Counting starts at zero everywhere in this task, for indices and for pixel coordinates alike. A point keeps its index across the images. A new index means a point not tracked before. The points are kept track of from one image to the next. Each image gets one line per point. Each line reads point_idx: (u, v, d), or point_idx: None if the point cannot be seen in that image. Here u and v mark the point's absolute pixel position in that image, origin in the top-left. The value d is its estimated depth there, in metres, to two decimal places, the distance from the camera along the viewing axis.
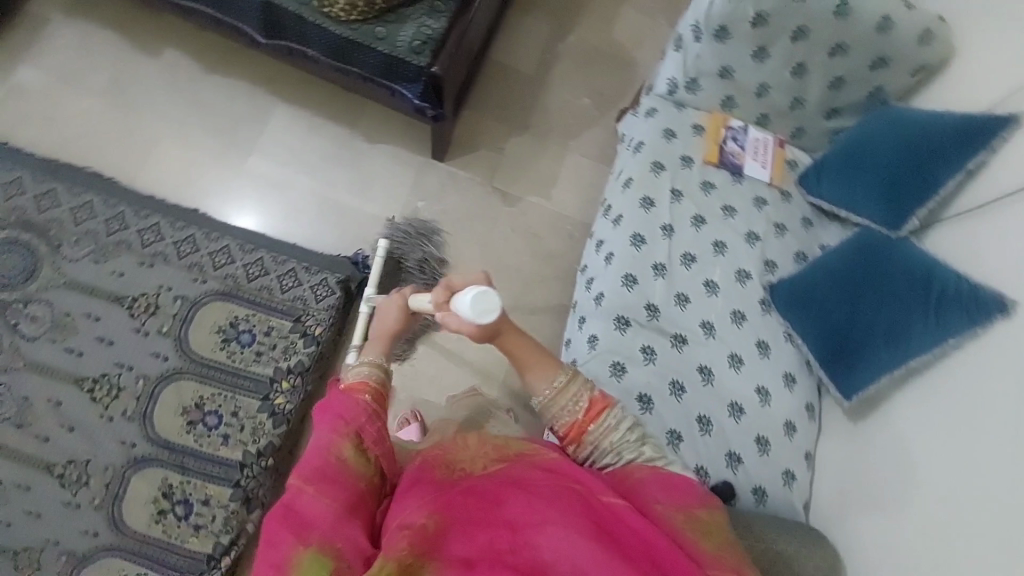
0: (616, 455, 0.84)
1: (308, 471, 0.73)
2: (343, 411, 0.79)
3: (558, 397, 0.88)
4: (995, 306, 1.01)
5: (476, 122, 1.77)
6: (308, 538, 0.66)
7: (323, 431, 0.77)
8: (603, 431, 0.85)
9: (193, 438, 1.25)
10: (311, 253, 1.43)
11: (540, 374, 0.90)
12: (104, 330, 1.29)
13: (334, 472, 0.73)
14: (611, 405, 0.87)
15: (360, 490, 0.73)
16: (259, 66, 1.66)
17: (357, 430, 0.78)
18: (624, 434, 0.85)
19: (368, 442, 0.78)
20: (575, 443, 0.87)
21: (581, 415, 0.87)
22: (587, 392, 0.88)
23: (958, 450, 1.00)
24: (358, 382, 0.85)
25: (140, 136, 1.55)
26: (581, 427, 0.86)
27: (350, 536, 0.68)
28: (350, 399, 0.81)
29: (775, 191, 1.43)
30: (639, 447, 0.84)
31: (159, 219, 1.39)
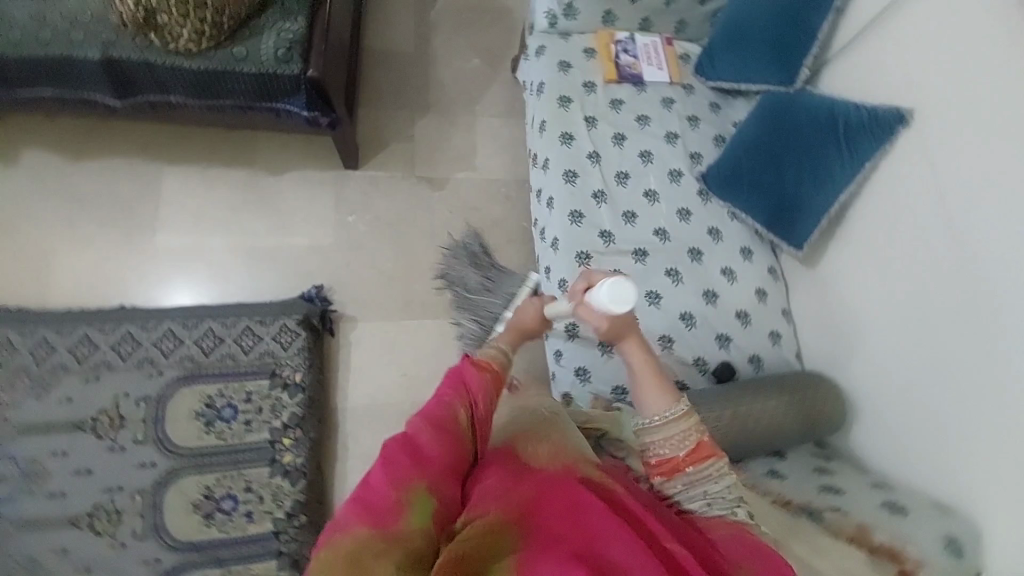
0: (705, 503, 0.77)
1: (429, 414, 0.68)
2: (467, 376, 0.73)
3: (662, 430, 0.77)
4: (896, 120, 1.10)
5: (376, 118, 1.70)
6: (422, 476, 0.61)
7: (444, 388, 0.72)
8: (701, 477, 0.77)
9: (217, 528, 1.20)
10: (259, 306, 1.37)
11: (658, 396, 0.78)
12: (78, 461, 1.19)
13: (451, 427, 0.67)
14: (719, 455, 0.78)
15: (467, 458, 0.67)
16: (132, 135, 1.54)
17: (476, 402, 0.72)
18: (723, 487, 0.77)
19: (482, 419, 0.71)
20: (665, 474, 0.79)
21: (683, 454, 0.77)
22: (698, 432, 0.77)
23: (907, 258, 1.11)
24: (484, 359, 0.78)
25: (33, 254, 1.41)
26: (679, 463, 0.78)
27: (452, 497, 0.62)
28: (480, 372, 0.75)
29: (677, 88, 1.45)
30: (736, 507, 0.76)
31: (87, 329, 1.28)
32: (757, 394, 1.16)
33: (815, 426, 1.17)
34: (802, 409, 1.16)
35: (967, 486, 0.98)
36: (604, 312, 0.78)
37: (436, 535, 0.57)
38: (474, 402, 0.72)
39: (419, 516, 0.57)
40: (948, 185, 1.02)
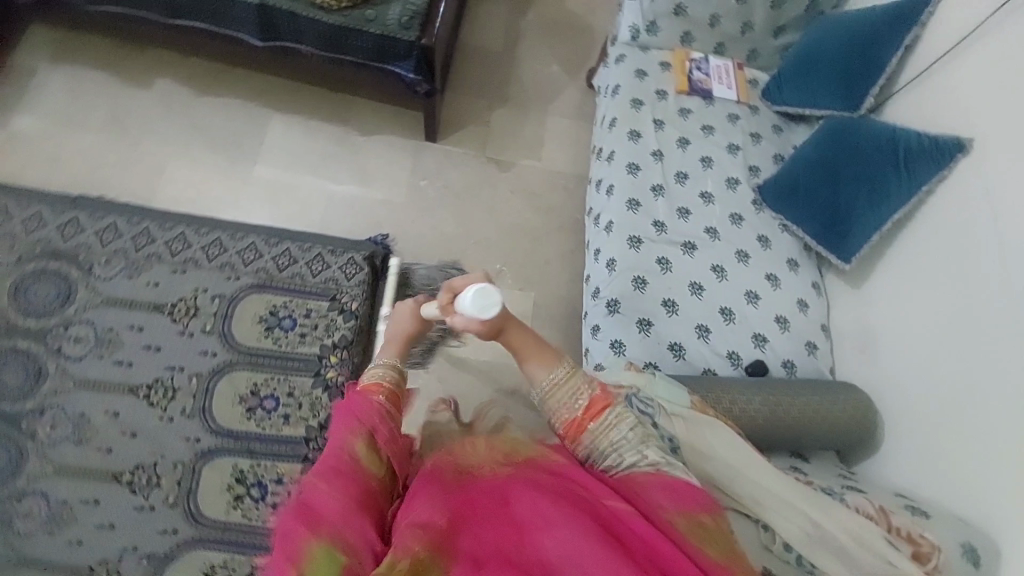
0: (618, 457, 0.80)
1: (321, 468, 0.72)
2: (355, 409, 0.79)
3: (558, 388, 0.86)
4: (954, 147, 1.16)
5: (459, 102, 1.88)
6: (321, 534, 0.64)
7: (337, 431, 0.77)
8: (603, 429, 0.82)
9: (255, 422, 1.30)
10: (333, 238, 1.51)
11: (543, 362, 0.88)
12: (150, 338, 1.33)
13: (346, 470, 0.73)
14: (612, 404, 0.85)
15: (370, 489, 0.72)
16: (249, 80, 1.75)
17: (370, 429, 0.78)
18: (625, 432, 0.82)
19: (379, 442, 0.78)
20: (575, 440, 0.83)
21: (580, 411, 0.84)
22: (588, 387, 0.86)
23: (953, 281, 1.14)
24: (373, 382, 0.86)
25: (147, 162, 1.60)
26: (581, 423, 0.83)
27: (361, 532, 0.66)
28: (365, 398, 0.81)
29: (744, 107, 1.57)
30: (642, 449, 0.80)
31: (184, 228, 1.45)
32: (791, 391, 1.16)
33: (844, 435, 1.16)
34: (834, 417, 1.15)
35: (993, 507, 0.97)
36: (474, 318, 0.84)
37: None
38: (372, 433, 0.78)
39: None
40: (1001, 209, 1.07)
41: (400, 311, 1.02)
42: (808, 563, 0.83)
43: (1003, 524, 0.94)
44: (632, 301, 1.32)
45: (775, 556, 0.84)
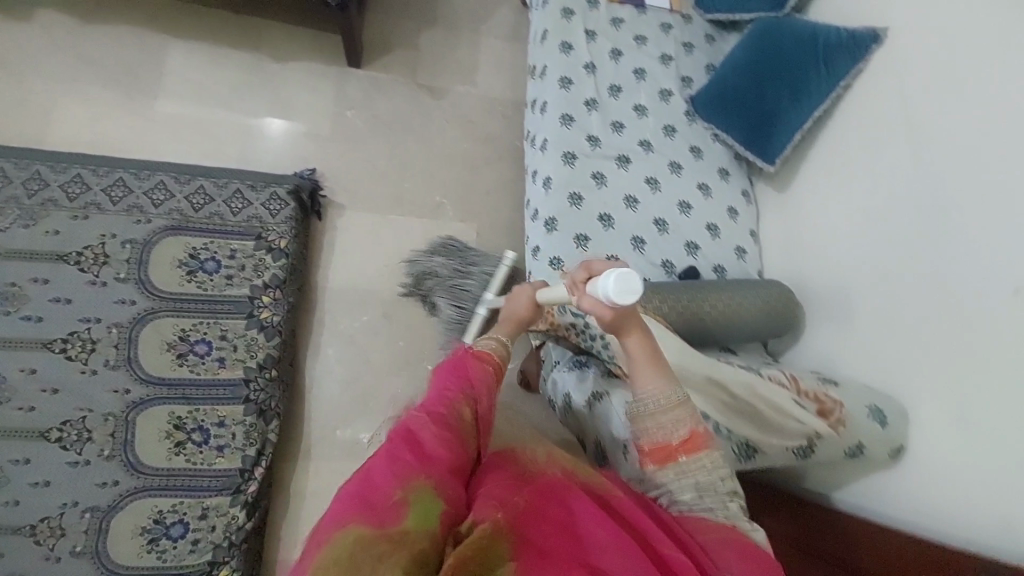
0: (696, 495, 0.74)
1: (434, 407, 0.75)
2: (471, 370, 0.84)
3: (659, 412, 0.76)
4: (870, 39, 1.18)
5: (384, 24, 1.74)
6: (425, 473, 0.65)
7: (452, 383, 0.81)
8: (692, 466, 0.75)
9: (188, 368, 1.25)
10: (252, 173, 1.42)
11: (654, 377, 0.78)
12: (58, 290, 1.23)
13: (455, 422, 0.74)
14: (710, 446, 0.77)
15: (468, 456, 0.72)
16: (138, 3, 1.55)
17: (477, 396, 0.81)
18: (714, 478, 0.75)
19: (482, 411, 0.80)
20: (657, 463, 0.77)
21: (677, 442, 0.76)
22: (691, 421, 0.77)
23: (868, 174, 1.19)
24: (484, 352, 0.91)
25: (29, 100, 1.42)
26: (672, 452, 0.76)
27: (454, 490, 0.64)
28: (481, 367, 0.86)
29: (677, 16, 1.52)
30: (726, 501, 0.74)
31: (82, 170, 1.31)
32: (718, 289, 1.21)
33: (767, 328, 1.23)
34: (755, 312, 1.21)
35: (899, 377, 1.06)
36: (608, 303, 0.75)
37: (440, 536, 0.56)
38: (478, 398, 0.81)
39: (420, 516, 0.58)
40: (913, 99, 1.10)
41: (519, 294, 1.08)
42: (724, 428, 0.93)
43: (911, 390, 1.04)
44: (569, 218, 1.31)
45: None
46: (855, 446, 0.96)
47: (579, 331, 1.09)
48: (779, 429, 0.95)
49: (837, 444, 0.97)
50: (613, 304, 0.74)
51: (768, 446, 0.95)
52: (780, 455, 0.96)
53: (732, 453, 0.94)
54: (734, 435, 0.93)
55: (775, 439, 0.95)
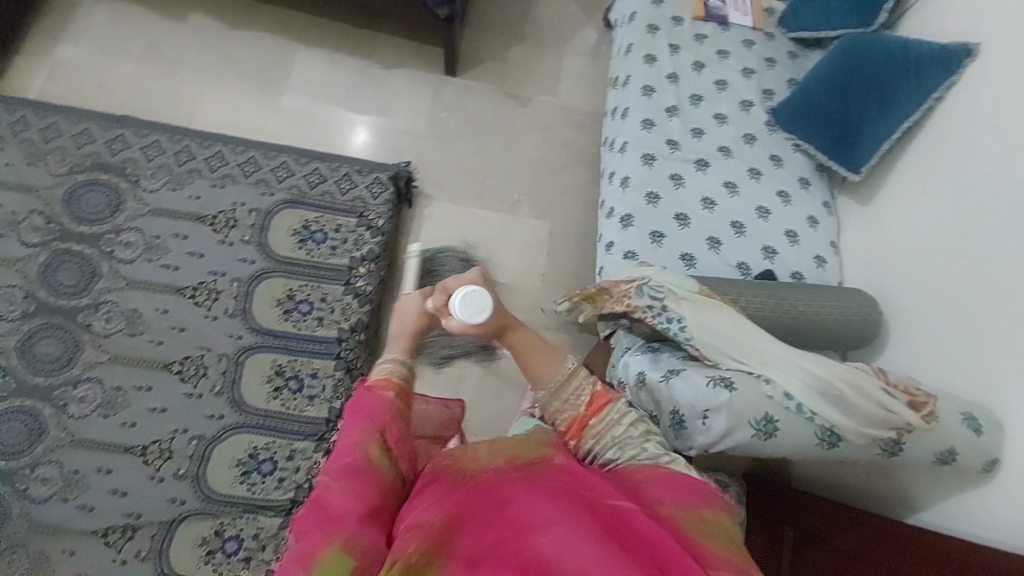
0: (618, 449, 0.83)
1: (334, 469, 0.72)
2: (368, 408, 0.77)
3: (562, 386, 0.88)
4: (963, 54, 1.19)
5: (478, 39, 1.92)
6: (333, 536, 0.65)
7: (350, 431, 0.75)
8: (605, 425, 0.85)
9: (292, 323, 1.41)
10: (361, 160, 1.61)
11: (547, 364, 0.90)
12: (192, 245, 1.44)
13: (360, 468, 0.72)
14: (614, 399, 0.87)
15: (384, 490, 0.72)
16: (276, 15, 1.82)
17: (381, 429, 0.76)
18: (626, 427, 0.85)
19: (392, 442, 0.76)
20: (577, 436, 0.86)
21: (584, 407, 0.87)
22: (590, 384, 0.88)
23: (961, 185, 1.18)
24: (382, 378, 0.82)
25: (184, 91, 1.68)
26: (584, 420, 0.86)
27: (371, 538, 0.66)
28: (377, 396, 0.79)
29: (759, 34, 1.60)
30: (643, 442, 0.83)
31: (221, 147, 1.55)
32: (800, 292, 1.23)
33: (848, 337, 1.22)
34: (836, 319, 1.21)
35: (994, 391, 1.01)
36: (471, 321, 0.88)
37: None
38: (383, 431, 0.76)
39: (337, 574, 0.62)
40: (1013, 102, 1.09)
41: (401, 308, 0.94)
42: (806, 410, 0.95)
43: (1003, 399, 0.99)
44: (646, 214, 1.38)
45: (776, 404, 0.96)
46: (948, 450, 0.95)
47: (655, 313, 1.08)
48: (866, 416, 0.93)
49: (926, 445, 0.96)
50: (471, 323, 0.88)
51: (854, 435, 0.94)
52: (866, 447, 0.95)
53: (814, 437, 0.95)
54: (818, 419, 0.94)
55: (861, 427, 0.94)
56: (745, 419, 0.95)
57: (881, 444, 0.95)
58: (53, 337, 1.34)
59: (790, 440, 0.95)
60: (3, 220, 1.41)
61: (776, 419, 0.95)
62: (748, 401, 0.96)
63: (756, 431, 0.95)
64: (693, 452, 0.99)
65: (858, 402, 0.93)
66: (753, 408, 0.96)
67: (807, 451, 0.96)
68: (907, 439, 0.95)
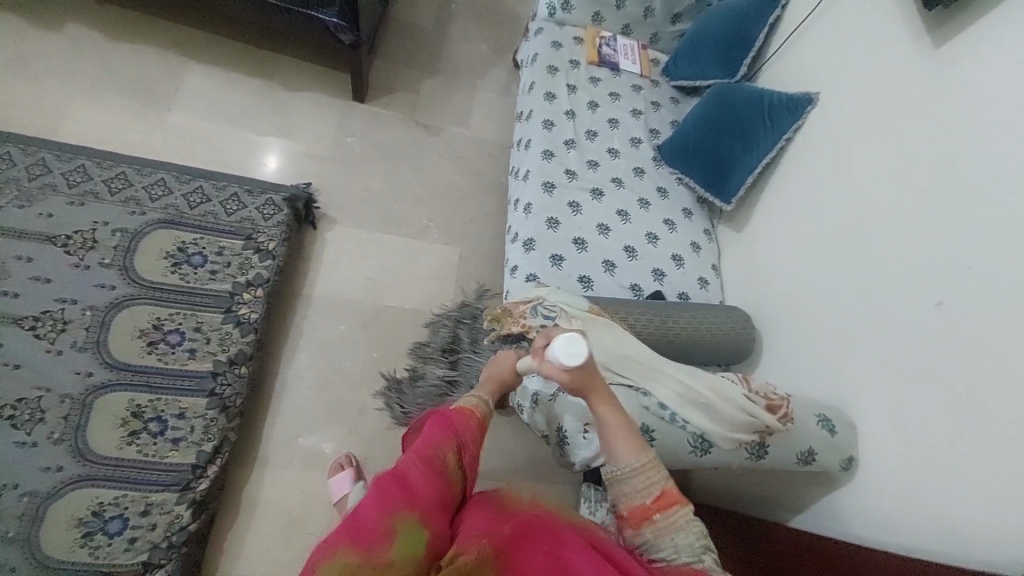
0: (673, 552, 0.75)
1: (420, 451, 0.75)
2: (457, 420, 0.83)
3: (636, 476, 0.78)
4: (805, 102, 1.39)
5: (390, 70, 1.93)
6: (413, 507, 0.67)
7: (437, 431, 0.80)
8: (668, 526, 0.76)
9: (156, 356, 1.25)
10: (253, 181, 1.51)
11: (628, 447, 0.79)
12: (39, 269, 1.25)
13: (439, 464, 0.75)
14: (686, 503, 0.78)
15: (453, 497, 0.74)
16: (168, 30, 1.71)
17: (462, 444, 0.81)
18: (690, 537, 0.75)
19: (466, 459, 0.80)
20: (635, 526, 0.78)
21: (652, 501, 0.78)
22: (664, 480, 0.78)
23: (811, 214, 1.34)
24: (470, 405, 0.89)
25: (46, 100, 1.51)
26: (647, 512, 0.77)
27: (440, 529, 0.67)
28: (464, 414, 0.86)
29: (646, 80, 1.76)
30: (702, 555, 0.74)
31: (85, 161, 1.39)
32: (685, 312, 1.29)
33: (729, 351, 1.30)
34: (720, 338, 1.28)
35: (855, 399, 1.11)
36: (560, 367, 0.77)
37: (423, 564, 0.61)
38: (463, 446, 0.81)
39: (403, 549, 0.61)
40: (851, 143, 1.27)
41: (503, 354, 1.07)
42: (680, 419, 1.03)
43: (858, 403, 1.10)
44: (546, 239, 1.42)
45: (652, 414, 1.04)
46: (807, 451, 1.03)
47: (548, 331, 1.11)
48: (732, 422, 1.03)
49: (788, 444, 1.05)
50: (563, 368, 0.77)
51: (723, 440, 1.03)
52: (734, 452, 1.05)
53: (687, 443, 1.03)
54: (690, 427, 1.03)
55: (727, 432, 1.03)
56: None
57: (748, 447, 1.05)
58: None
59: (668, 446, 1.03)
60: None
61: (653, 429, 1.03)
62: (625, 411, 1.03)
63: None
64: (577, 466, 1.11)
65: (723, 409, 1.03)
66: (631, 419, 1.03)
67: (683, 458, 1.05)
68: (770, 440, 1.05)
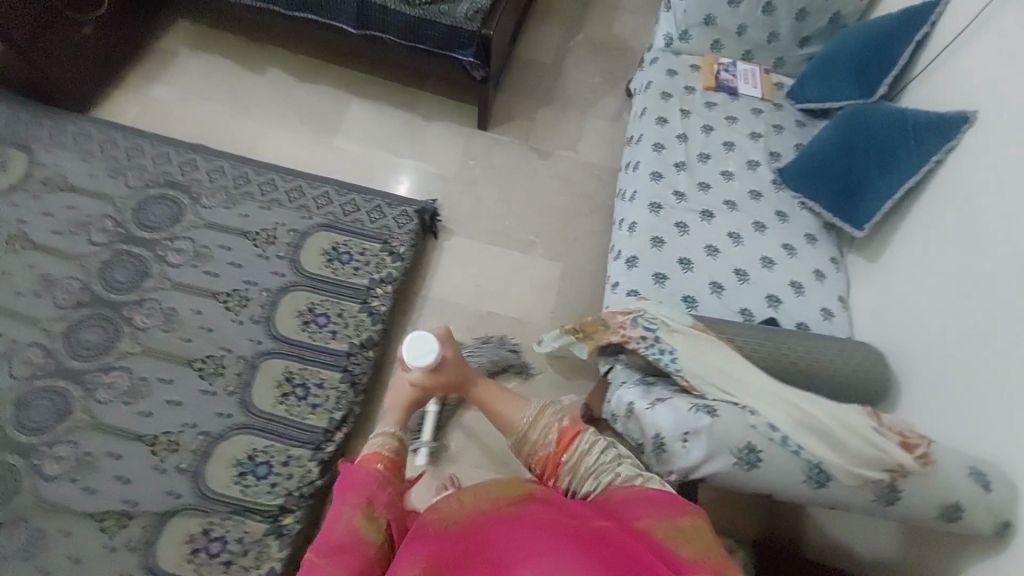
0: (596, 481, 0.89)
1: (322, 544, 0.79)
2: (353, 482, 0.85)
3: (530, 425, 0.97)
4: (961, 120, 1.26)
5: (511, 101, 2.13)
6: None
7: (336, 505, 0.83)
8: (579, 456, 0.92)
9: (308, 333, 1.50)
10: (392, 195, 1.77)
11: (509, 404, 1.04)
12: (233, 256, 1.59)
13: (346, 542, 0.79)
14: (581, 431, 0.94)
15: (371, 557, 0.79)
16: (339, 73, 2.09)
17: (369, 499, 0.84)
18: (598, 455, 0.91)
19: (378, 508, 0.84)
20: (554, 476, 0.93)
21: (553, 445, 0.94)
22: (558, 423, 0.96)
23: (964, 241, 1.19)
24: (372, 452, 0.92)
25: (250, 128, 1.93)
26: (556, 458, 0.93)
27: None
28: (361, 468, 0.88)
29: (768, 104, 1.72)
30: (615, 467, 0.89)
31: (274, 175, 1.75)
32: (799, 338, 1.22)
33: (856, 386, 1.18)
34: (842, 371, 1.18)
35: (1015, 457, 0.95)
36: (417, 366, 1.07)
37: None
38: (371, 502, 0.84)
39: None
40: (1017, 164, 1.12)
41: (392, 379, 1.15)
42: (793, 444, 0.97)
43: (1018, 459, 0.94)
44: (651, 256, 1.44)
45: (760, 434, 0.97)
46: (954, 505, 0.92)
47: (648, 344, 1.13)
48: (858, 455, 0.95)
49: (926, 494, 0.93)
50: (420, 365, 1.06)
51: (843, 473, 0.95)
52: (858, 490, 0.95)
53: (802, 471, 0.96)
54: (804, 453, 0.96)
55: (851, 466, 0.95)
56: (727, 445, 0.97)
57: (875, 487, 0.95)
58: (96, 325, 1.47)
59: (775, 472, 0.96)
60: (78, 221, 1.62)
61: (759, 449, 0.96)
62: (731, 428, 0.97)
63: (738, 460, 0.97)
64: (675, 477, 1.02)
65: (848, 440, 0.95)
66: (737, 436, 0.97)
67: (794, 488, 0.97)
68: (903, 484, 0.94)
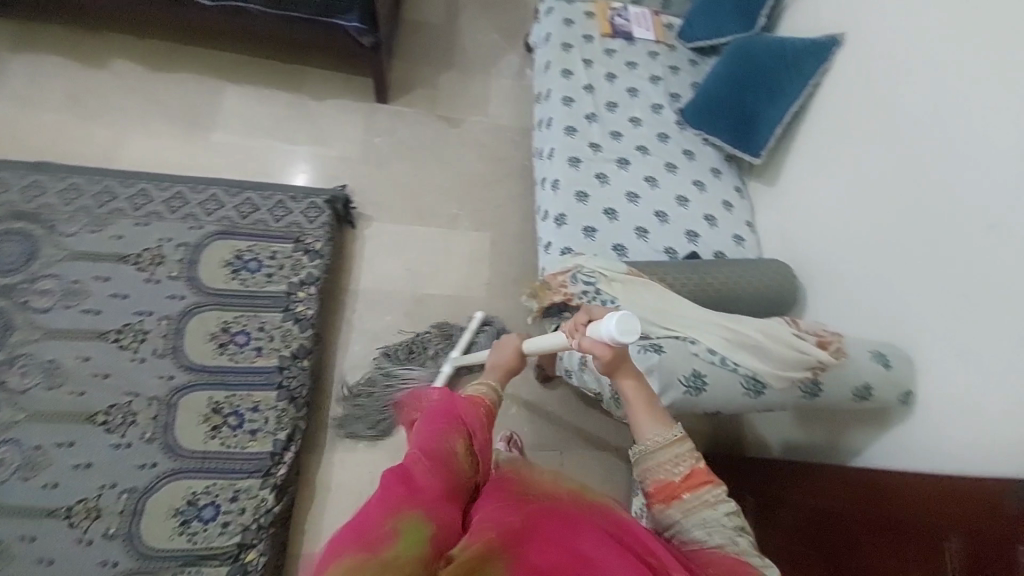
0: (706, 534, 0.70)
1: (424, 447, 0.75)
2: (461, 412, 0.84)
3: (658, 450, 0.78)
4: (831, 43, 1.37)
5: (408, 68, 1.99)
6: (418, 500, 0.64)
7: (441, 424, 0.80)
8: (699, 502, 0.73)
9: (227, 356, 1.35)
10: (294, 187, 1.60)
11: (653, 420, 0.81)
12: (117, 286, 1.37)
13: (446, 457, 0.74)
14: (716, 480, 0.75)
15: (461, 483, 0.71)
16: (203, 57, 1.81)
17: (468, 434, 0.81)
18: (723, 516, 0.71)
19: (474, 448, 0.79)
20: (664, 502, 0.76)
21: (679, 478, 0.76)
22: (691, 457, 0.77)
23: (846, 154, 1.31)
24: (479, 395, 0.93)
25: (103, 134, 1.63)
26: (675, 489, 0.75)
27: (449, 516, 0.63)
28: (470, 407, 0.87)
29: (662, 45, 1.75)
30: (734, 537, 0.69)
31: (146, 185, 1.51)
32: (721, 267, 1.30)
33: (773, 301, 1.30)
34: (760, 290, 1.28)
35: (911, 337, 1.09)
36: (610, 342, 0.79)
37: (427, 556, 0.54)
38: (469, 436, 0.81)
39: (412, 544, 0.55)
40: (880, 76, 1.24)
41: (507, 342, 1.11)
42: (730, 361, 1.05)
43: (914, 338, 1.08)
44: (577, 211, 1.44)
45: (702, 360, 1.05)
46: (863, 385, 1.03)
47: (590, 297, 1.14)
48: (785, 362, 1.04)
49: (845, 383, 1.05)
50: (614, 342, 0.79)
51: (775, 379, 1.04)
52: (788, 391, 1.05)
53: (740, 386, 1.04)
54: (741, 368, 1.04)
55: (780, 371, 1.05)
56: (676, 376, 1.03)
57: (801, 386, 1.05)
58: None
59: (719, 392, 1.04)
60: None
61: (703, 373, 1.04)
62: (676, 360, 1.04)
63: (687, 387, 1.03)
64: None
65: (775, 349, 1.04)
66: (682, 366, 1.04)
67: (736, 401, 1.06)
68: (824, 378, 1.05)
